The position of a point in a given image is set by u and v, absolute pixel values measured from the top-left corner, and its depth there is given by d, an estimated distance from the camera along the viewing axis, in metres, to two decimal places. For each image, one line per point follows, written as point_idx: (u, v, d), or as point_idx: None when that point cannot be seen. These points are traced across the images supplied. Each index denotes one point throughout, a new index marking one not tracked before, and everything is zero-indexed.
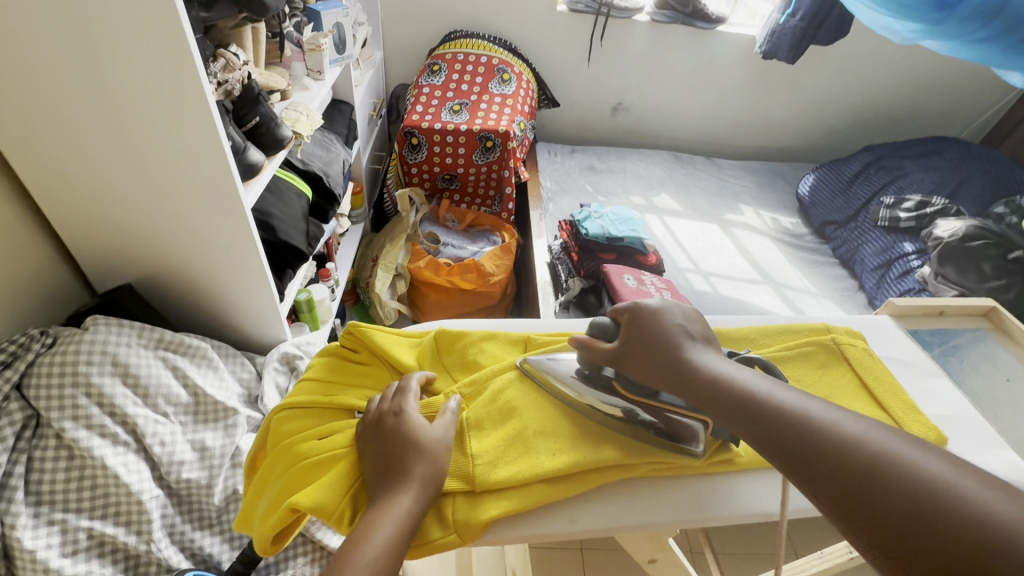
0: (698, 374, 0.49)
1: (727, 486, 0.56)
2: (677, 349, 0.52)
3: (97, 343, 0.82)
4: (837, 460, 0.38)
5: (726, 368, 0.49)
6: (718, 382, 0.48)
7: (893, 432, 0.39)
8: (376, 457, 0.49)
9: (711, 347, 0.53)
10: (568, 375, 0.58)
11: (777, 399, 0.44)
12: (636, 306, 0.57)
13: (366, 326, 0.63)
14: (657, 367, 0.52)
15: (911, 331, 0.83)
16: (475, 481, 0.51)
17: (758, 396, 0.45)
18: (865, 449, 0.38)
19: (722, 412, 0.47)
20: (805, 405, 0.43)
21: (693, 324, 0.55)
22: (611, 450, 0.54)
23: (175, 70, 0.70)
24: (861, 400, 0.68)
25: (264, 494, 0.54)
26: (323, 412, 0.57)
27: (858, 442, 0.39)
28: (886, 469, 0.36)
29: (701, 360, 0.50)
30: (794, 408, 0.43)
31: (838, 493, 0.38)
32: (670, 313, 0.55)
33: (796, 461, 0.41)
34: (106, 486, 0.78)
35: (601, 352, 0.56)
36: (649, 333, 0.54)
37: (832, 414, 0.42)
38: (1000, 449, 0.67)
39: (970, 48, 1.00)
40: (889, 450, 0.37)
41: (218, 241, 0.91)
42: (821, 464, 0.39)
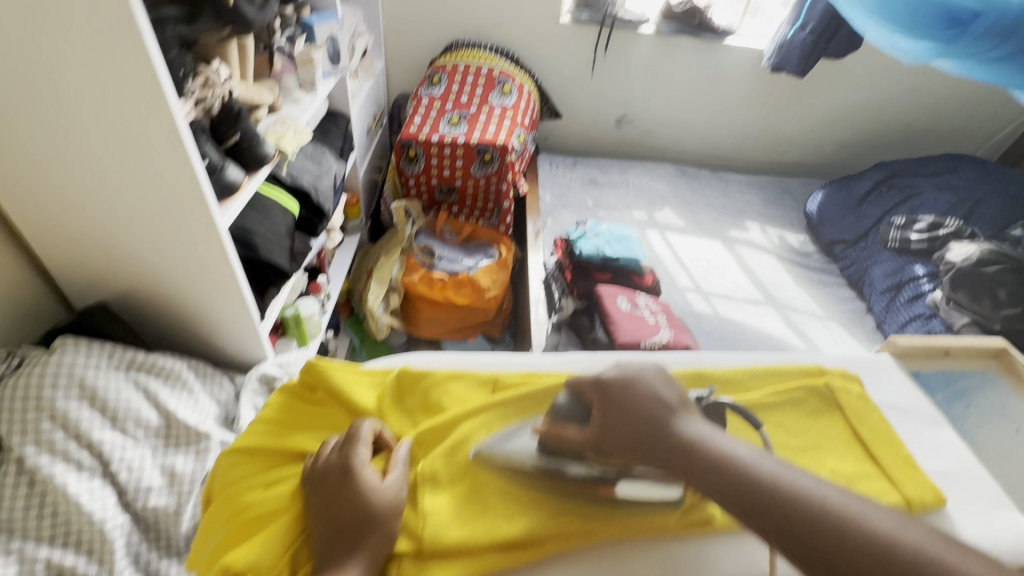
0: (694, 452, 0.46)
1: (707, 554, 0.51)
2: (664, 423, 0.49)
3: (63, 367, 0.81)
4: (868, 560, 0.38)
5: (721, 443, 0.47)
6: (719, 462, 0.45)
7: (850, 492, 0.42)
8: (324, 514, 0.47)
9: (691, 415, 0.50)
10: (528, 456, 0.53)
11: (785, 483, 0.43)
12: (600, 379, 0.54)
13: (325, 362, 0.60)
14: (648, 445, 0.48)
15: (912, 373, 0.78)
16: (422, 541, 0.47)
17: (758, 473, 0.44)
18: (892, 547, 0.38)
19: (725, 497, 0.44)
20: (815, 492, 0.42)
21: (670, 388, 0.52)
22: (570, 521, 0.50)
23: (142, 92, 0.69)
24: (852, 453, 0.63)
25: (206, 543, 0.52)
26: (274, 457, 0.55)
27: (883, 539, 0.38)
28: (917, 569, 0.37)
29: (693, 435, 0.48)
30: (806, 494, 0.42)
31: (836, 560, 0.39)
32: (644, 380, 0.52)
33: (820, 559, 0.39)
34: (68, 514, 0.76)
35: (574, 437, 0.52)
36: (629, 407, 0.51)
37: (844, 500, 0.41)
38: (1006, 512, 0.61)
39: (983, 68, 0.95)
40: (914, 548, 0.38)
41: (194, 261, 0.89)
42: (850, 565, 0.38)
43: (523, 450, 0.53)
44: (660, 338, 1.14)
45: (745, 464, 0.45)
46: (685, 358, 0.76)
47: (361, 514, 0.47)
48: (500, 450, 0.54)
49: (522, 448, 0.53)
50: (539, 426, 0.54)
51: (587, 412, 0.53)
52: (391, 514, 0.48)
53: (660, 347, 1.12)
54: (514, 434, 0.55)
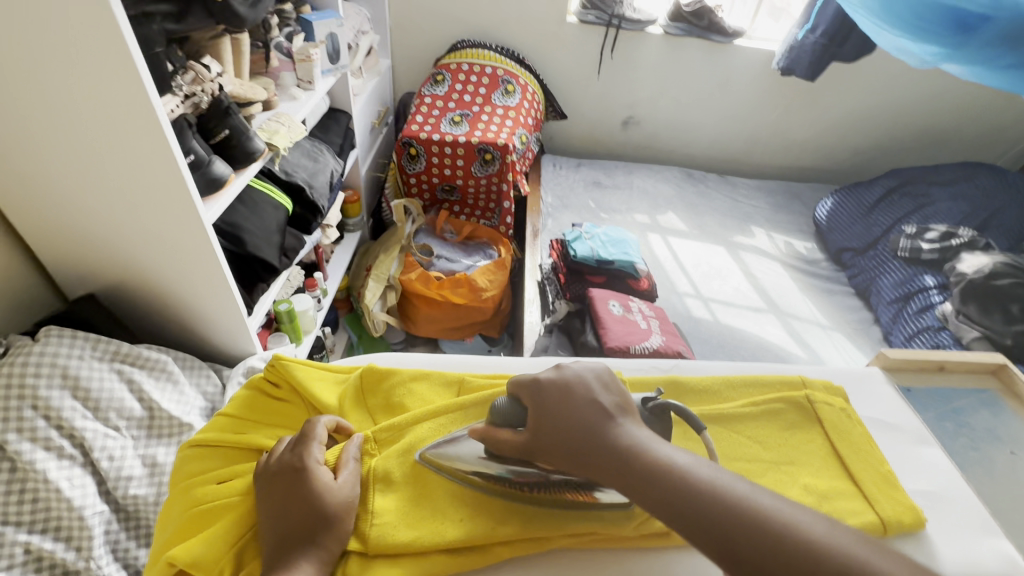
0: (633, 462, 0.44)
1: (659, 565, 0.50)
2: (602, 432, 0.46)
3: (47, 356, 0.82)
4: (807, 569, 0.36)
5: (659, 450, 0.45)
6: (658, 470, 0.43)
7: (785, 498, 0.41)
8: (271, 515, 0.46)
9: (631, 420, 0.47)
10: (473, 458, 0.51)
11: (723, 489, 0.41)
12: (535, 380, 0.50)
13: (289, 360, 0.60)
14: (583, 457, 0.45)
15: (903, 388, 0.75)
16: (368, 541, 0.47)
17: (698, 482, 0.42)
18: (828, 551, 0.37)
19: (663, 508, 0.41)
20: (755, 499, 0.40)
21: (608, 391, 0.49)
22: (508, 526, 0.49)
23: (124, 88, 0.69)
24: (829, 470, 0.61)
25: (160, 533, 0.52)
26: (231, 453, 0.55)
27: (821, 544, 0.37)
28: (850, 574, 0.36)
29: (632, 444, 0.45)
30: (744, 499, 0.40)
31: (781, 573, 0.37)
32: (581, 384, 0.50)
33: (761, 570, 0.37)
34: (48, 501, 0.77)
35: (509, 445, 0.48)
36: (565, 412, 0.47)
37: (779, 504, 0.40)
38: (991, 537, 0.58)
39: (995, 73, 0.90)
40: (847, 552, 0.37)
41: (179, 254, 0.90)
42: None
43: (468, 449, 0.51)
44: (651, 343, 1.12)
45: (684, 471, 0.43)
46: (662, 366, 0.74)
47: (314, 510, 0.46)
48: (442, 450, 0.52)
49: (469, 451, 0.51)
50: (475, 426, 0.50)
51: (523, 418, 0.50)
52: (344, 513, 0.48)
53: (649, 353, 1.10)
54: (457, 436, 0.53)
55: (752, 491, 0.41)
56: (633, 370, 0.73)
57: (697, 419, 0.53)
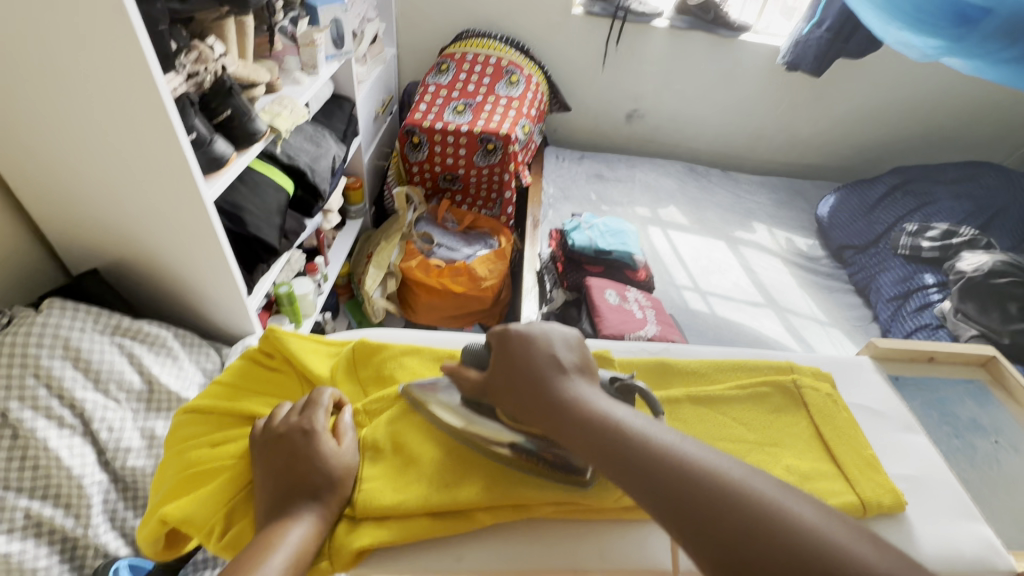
0: (574, 412, 0.46)
1: (637, 537, 0.51)
2: (552, 384, 0.48)
3: (49, 327, 0.84)
4: (719, 513, 0.38)
5: (602, 404, 0.47)
6: (596, 422, 0.45)
7: (713, 450, 0.42)
8: (270, 475, 0.48)
9: (583, 378, 0.50)
10: (450, 404, 0.54)
11: (653, 439, 0.43)
12: (505, 332, 0.52)
13: (284, 331, 0.61)
14: (529, 404, 0.48)
15: (892, 377, 0.76)
16: (358, 505, 0.48)
17: (632, 434, 0.44)
18: (745, 498, 0.38)
19: (593, 453, 0.44)
20: (680, 449, 0.42)
21: (569, 350, 0.52)
22: (482, 493, 0.49)
23: (127, 63, 0.70)
24: (813, 452, 0.61)
25: (153, 493, 0.53)
26: (226, 419, 0.56)
27: (739, 490, 0.38)
28: (764, 518, 0.37)
29: (576, 397, 0.47)
30: (672, 449, 0.42)
31: (688, 514, 0.38)
32: (544, 340, 0.51)
33: (674, 509, 0.39)
34: (48, 468, 0.79)
35: (471, 383, 0.52)
36: (520, 367, 0.50)
37: (708, 456, 0.41)
38: (972, 522, 0.59)
39: (995, 67, 0.91)
40: (766, 499, 0.38)
41: (181, 232, 0.92)
42: (697, 517, 0.38)
43: (448, 399, 0.54)
44: (646, 332, 1.13)
45: (621, 423, 0.45)
46: (652, 349, 0.75)
47: (318, 471, 0.48)
48: (430, 395, 0.55)
49: (447, 398, 0.54)
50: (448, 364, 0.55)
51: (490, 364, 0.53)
52: (347, 478, 0.49)
53: (644, 341, 1.11)
54: (438, 383, 0.55)
55: (680, 442, 0.42)
56: (624, 352, 0.73)
57: (659, 403, 0.54)
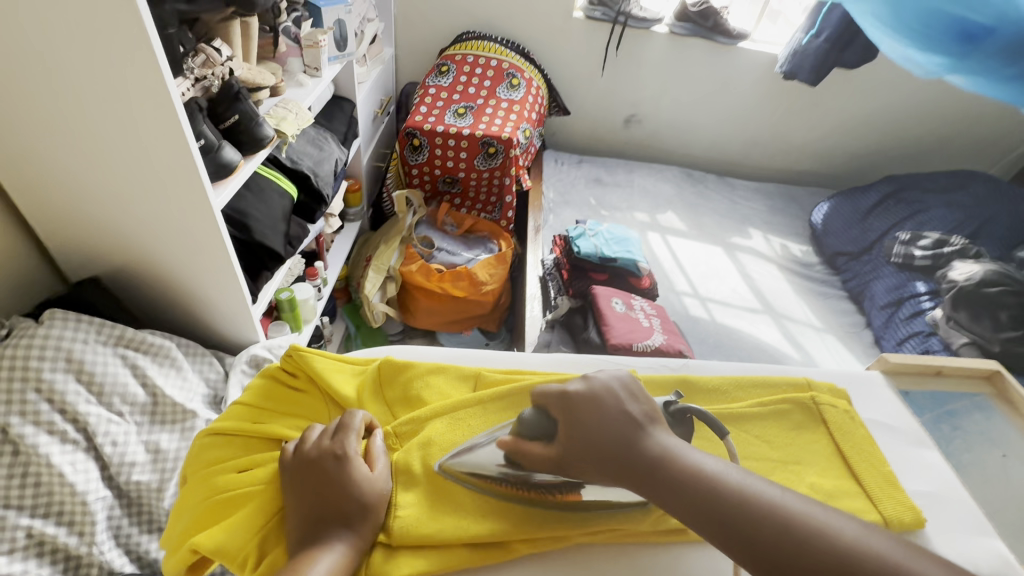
0: (663, 470, 0.46)
1: (670, 558, 0.52)
2: (632, 443, 0.47)
3: (51, 339, 0.81)
4: (839, 574, 0.38)
5: (688, 456, 0.47)
6: (688, 478, 0.45)
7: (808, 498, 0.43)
8: (305, 502, 0.47)
9: (660, 428, 0.49)
10: (493, 466, 0.52)
11: (752, 495, 0.43)
12: (565, 394, 0.51)
13: (308, 350, 0.60)
14: (612, 463, 0.47)
15: (903, 392, 0.77)
16: (393, 533, 0.48)
17: (730, 491, 0.44)
18: (860, 556, 0.39)
19: (693, 513, 0.44)
20: (782, 502, 0.43)
21: (636, 402, 0.50)
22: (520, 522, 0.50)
23: (139, 69, 0.68)
24: (833, 469, 0.62)
25: (177, 523, 0.52)
26: (249, 442, 0.55)
27: (851, 548, 0.39)
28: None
29: (661, 451, 0.47)
30: (775, 505, 0.42)
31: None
32: (609, 394, 0.50)
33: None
34: (50, 485, 0.77)
35: (537, 458, 0.50)
36: (594, 427, 0.48)
37: (809, 508, 0.42)
38: (986, 537, 0.61)
39: (996, 84, 0.93)
40: (881, 556, 0.39)
41: (188, 239, 0.89)
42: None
43: (491, 460, 0.52)
44: (653, 342, 1.14)
45: (714, 476, 0.45)
46: (672, 364, 0.75)
47: (350, 497, 0.47)
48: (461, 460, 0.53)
49: (491, 458, 0.52)
50: (504, 438, 0.52)
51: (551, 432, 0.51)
52: (380, 503, 0.49)
53: (651, 351, 1.12)
54: (475, 444, 0.54)
55: (777, 494, 0.43)
56: (644, 367, 0.74)
57: (719, 425, 0.57)
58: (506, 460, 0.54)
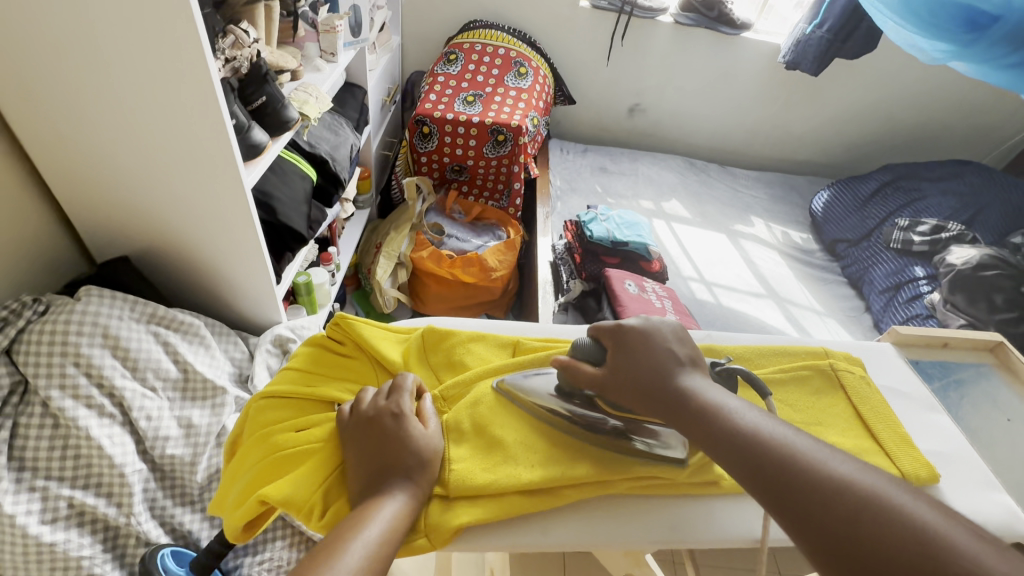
0: (690, 403, 0.50)
1: (705, 509, 0.55)
2: (670, 376, 0.53)
3: (88, 314, 0.82)
4: (820, 501, 0.41)
5: (714, 396, 0.51)
6: (709, 412, 0.49)
7: (818, 442, 0.46)
8: (363, 455, 0.50)
9: (697, 372, 0.54)
10: (546, 393, 0.57)
11: (763, 432, 0.47)
12: (619, 328, 0.57)
13: (354, 318, 0.62)
14: (645, 392, 0.53)
15: (913, 361, 0.81)
16: (450, 485, 0.50)
17: (744, 427, 0.47)
18: (854, 489, 0.41)
19: (710, 442, 0.48)
20: (792, 442, 0.45)
21: (681, 346, 0.56)
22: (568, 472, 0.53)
23: (179, 45, 0.70)
24: (853, 430, 0.66)
25: (236, 482, 0.54)
26: (302, 405, 0.57)
27: (847, 482, 0.41)
28: (877, 512, 0.39)
29: (691, 388, 0.52)
30: (783, 442, 0.45)
31: (793, 500, 0.42)
32: (658, 333, 0.56)
33: (784, 497, 0.43)
34: (90, 457, 0.79)
35: (587, 376, 0.55)
36: (640, 355, 0.55)
37: (816, 450, 0.44)
38: (995, 492, 0.64)
39: (996, 72, 0.97)
40: (875, 491, 0.40)
41: (218, 219, 0.91)
42: (802, 501, 0.42)
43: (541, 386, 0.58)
44: None
45: (733, 414, 0.49)
46: (696, 335, 0.78)
47: (408, 452, 0.50)
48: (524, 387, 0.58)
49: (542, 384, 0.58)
50: (559, 357, 0.57)
51: (601, 360, 0.56)
52: (435, 458, 0.51)
53: None
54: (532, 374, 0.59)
55: (788, 433, 0.46)
56: None
57: (761, 383, 0.60)
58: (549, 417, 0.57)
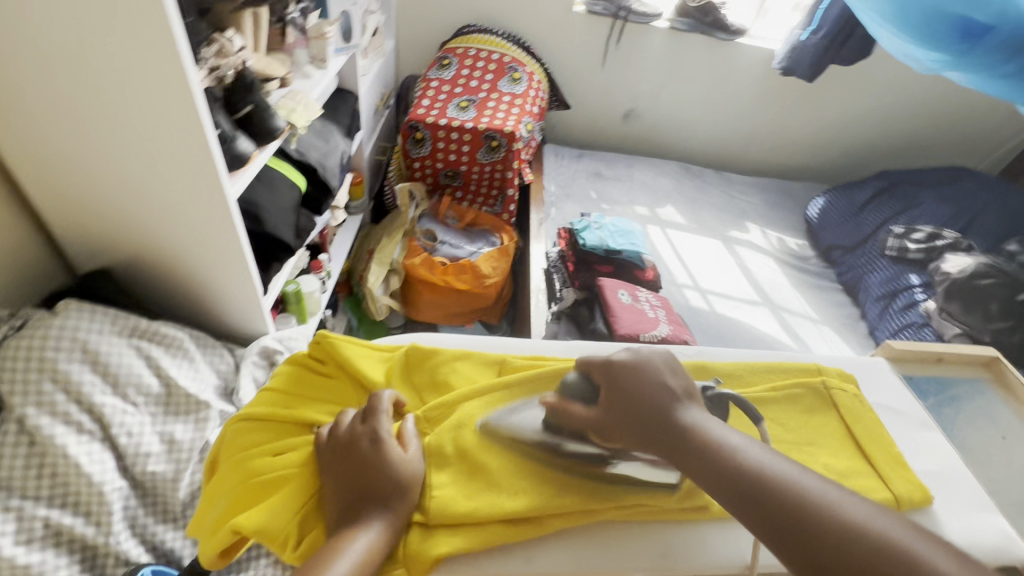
0: (691, 441, 0.49)
1: (696, 535, 0.54)
2: (667, 412, 0.51)
3: (67, 329, 0.81)
4: (837, 548, 0.40)
5: (715, 430, 0.50)
6: (712, 450, 0.48)
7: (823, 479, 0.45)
8: (341, 482, 0.48)
9: (695, 404, 0.52)
10: (530, 429, 0.56)
11: (769, 471, 0.46)
12: (608, 362, 0.56)
13: (336, 337, 0.61)
14: (645, 431, 0.51)
15: (907, 377, 0.80)
16: (430, 512, 0.49)
17: (749, 467, 0.46)
18: (869, 535, 0.40)
19: (715, 483, 0.47)
20: (798, 480, 0.45)
21: (675, 376, 0.54)
22: (552, 499, 0.51)
23: (157, 56, 0.68)
24: (846, 451, 0.65)
25: (211, 508, 0.53)
26: (281, 427, 0.56)
27: (858, 527, 0.41)
28: (897, 557, 0.39)
29: (692, 423, 0.50)
30: (791, 482, 0.44)
31: (807, 548, 0.41)
32: (650, 366, 0.54)
33: (792, 544, 0.42)
34: (67, 475, 0.77)
35: (581, 417, 0.54)
36: (637, 390, 0.53)
37: (825, 489, 0.44)
38: (989, 513, 0.63)
39: (993, 81, 0.97)
40: (886, 538, 0.40)
41: (202, 230, 0.89)
42: (816, 547, 0.41)
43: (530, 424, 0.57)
44: (660, 332, 1.16)
45: (736, 451, 0.48)
46: (687, 351, 0.76)
47: (387, 479, 0.49)
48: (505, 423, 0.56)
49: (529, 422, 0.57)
50: (548, 398, 0.56)
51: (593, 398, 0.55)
52: (415, 485, 0.50)
53: (658, 341, 1.14)
54: (517, 409, 0.58)
55: (794, 471, 0.45)
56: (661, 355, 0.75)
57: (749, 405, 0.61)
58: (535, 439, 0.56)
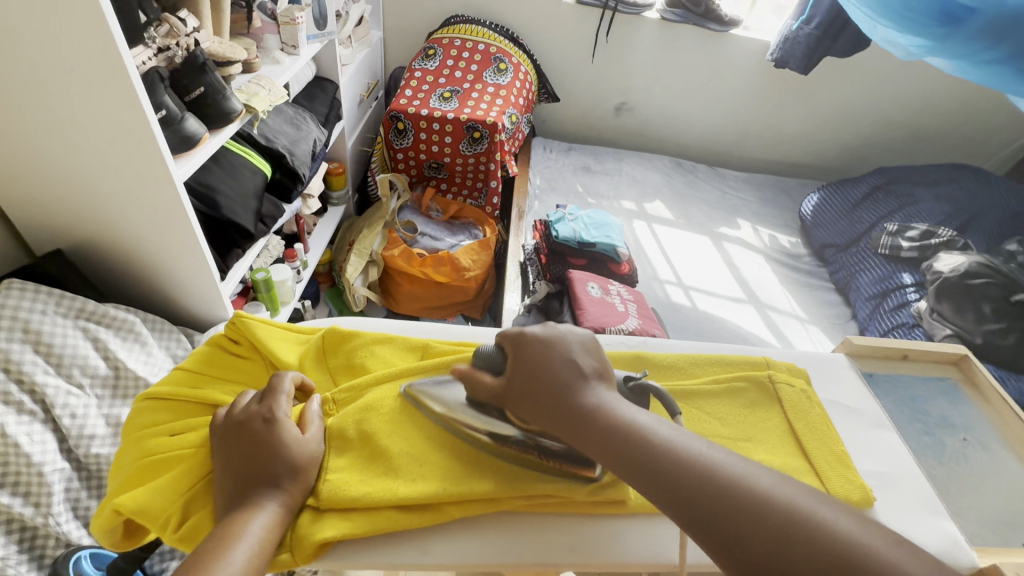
0: (598, 421, 0.46)
1: (610, 531, 0.51)
2: (572, 391, 0.48)
3: (8, 309, 0.82)
4: (743, 522, 0.38)
5: (624, 409, 0.47)
6: (621, 430, 0.45)
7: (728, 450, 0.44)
8: (230, 464, 0.46)
9: (602, 384, 0.50)
10: (456, 403, 0.53)
11: (680, 447, 0.43)
12: (520, 335, 0.52)
13: (250, 318, 0.59)
14: (550, 412, 0.48)
15: (867, 374, 0.76)
16: (322, 496, 0.47)
17: (660, 447, 0.44)
18: (773, 505, 0.39)
19: (625, 466, 0.44)
20: (707, 454, 0.43)
21: (587, 355, 0.51)
22: (455, 486, 0.49)
23: (86, 34, 0.67)
24: (786, 449, 0.61)
25: (108, 487, 0.52)
26: (185, 408, 0.54)
27: (765, 497, 0.39)
28: (803, 528, 0.37)
29: (598, 404, 0.48)
30: (699, 458, 0.42)
31: (716, 527, 0.39)
32: (561, 343, 0.51)
33: (704, 522, 0.40)
34: (5, 455, 0.77)
35: (485, 389, 0.52)
36: (537, 368, 0.50)
37: (733, 462, 0.42)
38: (937, 518, 0.60)
39: (977, 68, 0.89)
40: (795, 506, 0.38)
41: (153, 214, 0.88)
42: (727, 526, 0.39)
43: (450, 395, 0.54)
44: (627, 326, 1.13)
45: (646, 431, 0.45)
46: (631, 342, 0.74)
47: (279, 460, 0.47)
48: (432, 393, 0.54)
49: (452, 395, 0.54)
50: (458, 366, 0.54)
51: (502, 368, 0.53)
52: (311, 467, 0.48)
53: (625, 335, 1.11)
54: (445, 380, 0.56)
55: (701, 446, 0.43)
56: (601, 345, 0.72)
57: (673, 401, 0.56)
58: (461, 431, 0.53)
